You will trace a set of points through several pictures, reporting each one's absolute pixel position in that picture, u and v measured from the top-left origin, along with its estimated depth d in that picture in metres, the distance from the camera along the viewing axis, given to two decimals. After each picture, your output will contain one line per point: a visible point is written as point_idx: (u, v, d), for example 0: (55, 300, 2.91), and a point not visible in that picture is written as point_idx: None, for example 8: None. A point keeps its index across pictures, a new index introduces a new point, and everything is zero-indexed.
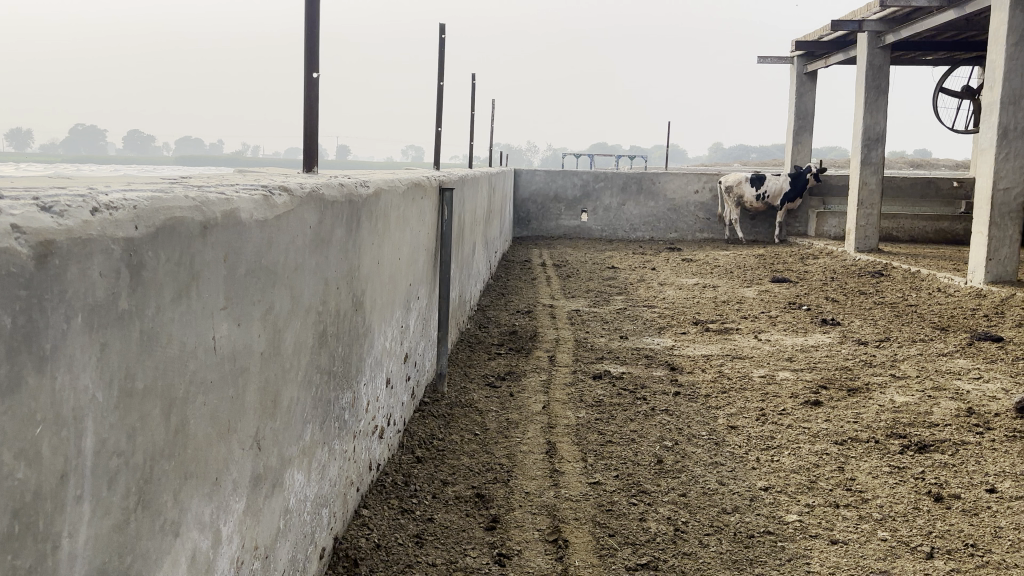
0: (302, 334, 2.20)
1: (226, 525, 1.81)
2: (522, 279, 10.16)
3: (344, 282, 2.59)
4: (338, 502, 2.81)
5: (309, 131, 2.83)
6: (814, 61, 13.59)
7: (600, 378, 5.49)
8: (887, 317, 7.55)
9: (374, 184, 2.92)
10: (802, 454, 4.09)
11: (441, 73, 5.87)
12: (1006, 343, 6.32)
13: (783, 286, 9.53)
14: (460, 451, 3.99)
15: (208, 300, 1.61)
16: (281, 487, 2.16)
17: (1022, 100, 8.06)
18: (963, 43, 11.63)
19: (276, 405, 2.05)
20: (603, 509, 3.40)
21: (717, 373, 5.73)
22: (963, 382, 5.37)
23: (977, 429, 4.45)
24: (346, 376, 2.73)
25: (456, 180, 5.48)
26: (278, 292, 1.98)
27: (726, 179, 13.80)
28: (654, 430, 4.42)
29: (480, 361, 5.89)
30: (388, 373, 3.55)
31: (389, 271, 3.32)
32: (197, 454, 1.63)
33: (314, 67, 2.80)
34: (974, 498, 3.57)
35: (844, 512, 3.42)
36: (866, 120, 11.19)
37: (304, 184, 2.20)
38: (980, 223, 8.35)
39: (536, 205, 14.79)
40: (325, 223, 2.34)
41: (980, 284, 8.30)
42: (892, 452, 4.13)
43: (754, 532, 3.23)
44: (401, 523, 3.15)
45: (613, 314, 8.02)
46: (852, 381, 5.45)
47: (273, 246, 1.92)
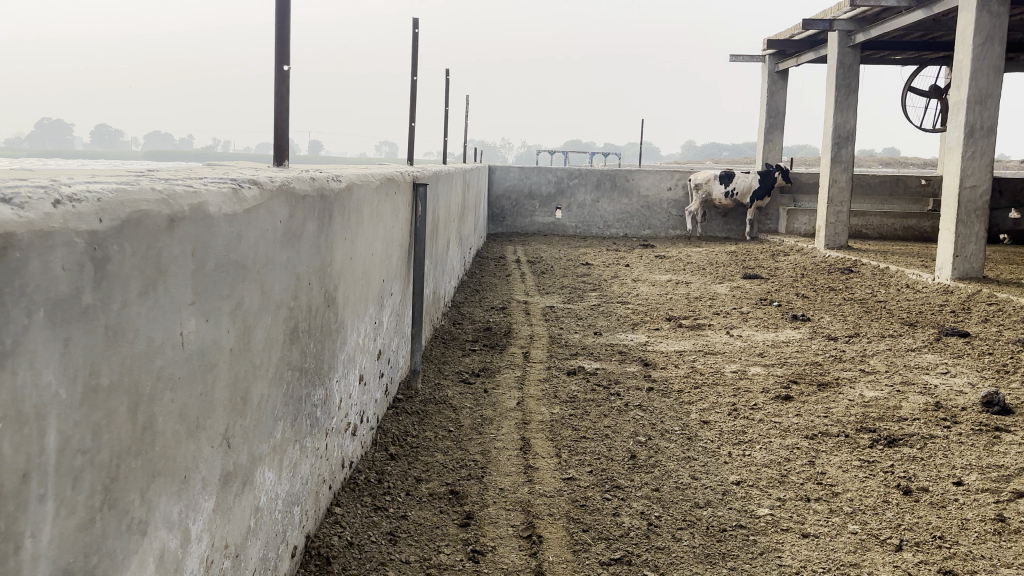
0: (273, 330, 2.18)
1: (195, 524, 1.78)
2: (497, 275, 10.15)
3: (316, 278, 2.56)
4: (310, 500, 2.78)
5: (280, 126, 2.80)
6: (786, 59, 13.72)
7: (574, 374, 5.50)
8: (857, 313, 7.65)
9: (346, 178, 2.89)
10: (774, 448, 4.13)
11: (414, 68, 5.83)
12: (972, 339, 6.43)
13: (755, 282, 9.61)
14: (434, 448, 3.97)
15: (176, 295, 1.58)
16: (251, 485, 2.13)
17: (988, 99, 8.20)
18: (931, 43, 11.81)
19: (246, 401, 2.02)
20: (577, 504, 3.41)
21: (689, 368, 5.77)
22: (931, 377, 5.45)
23: (944, 423, 4.51)
24: (317, 373, 2.70)
25: (431, 176, 5.45)
26: (248, 287, 1.95)
27: (696, 176, 13.86)
28: (628, 425, 4.44)
29: (454, 357, 5.87)
30: (361, 369, 3.53)
31: (362, 266, 3.30)
32: (165, 452, 1.60)
33: (284, 61, 2.76)
34: (941, 491, 3.63)
35: (815, 506, 3.46)
36: (836, 119, 11.32)
37: (274, 179, 2.17)
38: (948, 220, 8.49)
39: (510, 202, 14.78)
40: (297, 217, 2.31)
41: (947, 280, 8.45)
42: (862, 446, 4.18)
43: (726, 526, 3.25)
44: (375, 521, 3.13)
45: (587, 310, 8.04)
46: (822, 376, 5.51)
47: (243, 240, 1.89)
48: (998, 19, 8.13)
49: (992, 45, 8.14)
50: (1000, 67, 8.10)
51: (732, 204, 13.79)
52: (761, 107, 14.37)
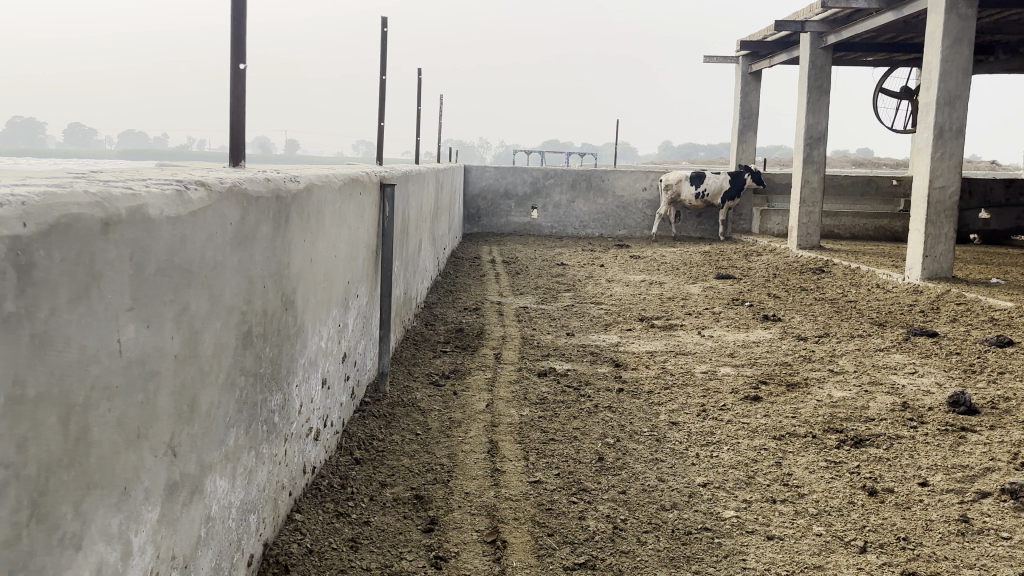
0: (223, 335, 2.12)
1: (139, 536, 1.72)
2: (471, 275, 10.10)
3: (271, 280, 2.50)
4: (268, 508, 2.72)
5: (236, 125, 2.74)
6: (759, 60, 13.80)
7: (545, 375, 5.47)
8: (827, 313, 7.70)
9: (305, 178, 2.84)
10: (741, 449, 4.13)
11: (383, 67, 5.77)
12: (940, 339, 6.49)
13: (728, 282, 9.65)
14: (400, 451, 3.92)
15: (112, 301, 1.53)
16: (201, 494, 2.07)
17: (956, 101, 8.28)
18: (902, 45, 11.93)
19: (194, 408, 1.96)
20: (543, 508, 3.38)
21: (660, 369, 5.76)
22: (899, 377, 5.49)
23: (911, 423, 4.54)
24: (274, 378, 2.65)
25: (400, 176, 5.40)
26: (193, 291, 1.89)
27: (667, 177, 13.92)
28: (597, 427, 4.42)
29: (424, 359, 5.82)
30: (324, 373, 3.47)
31: (323, 268, 3.24)
32: (103, 463, 1.54)
33: (240, 59, 2.70)
34: (906, 491, 3.64)
35: (781, 508, 3.46)
36: (808, 120, 11.40)
37: (224, 179, 2.12)
38: (917, 220, 8.57)
39: (486, 201, 14.73)
40: (249, 219, 2.26)
41: (917, 280, 8.53)
42: (829, 446, 4.19)
43: (692, 529, 3.24)
44: (337, 527, 3.08)
45: (560, 310, 8.02)
46: (791, 377, 5.53)
47: (187, 243, 1.83)
48: (966, 21, 8.21)
49: (960, 47, 8.23)
50: (969, 69, 8.19)
51: (702, 205, 13.76)
52: (735, 107, 14.44)
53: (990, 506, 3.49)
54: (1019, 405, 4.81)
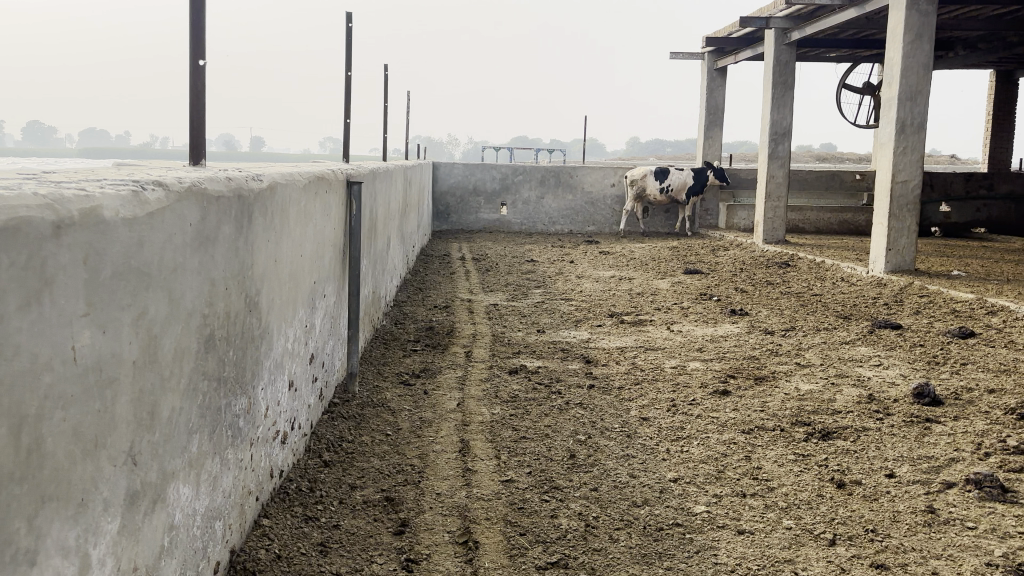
0: (183, 339, 2.06)
1: (99, 549, 1.66)
2: (440, 273, 10.05)
3: (233, 282, 2.45)
4: (234, 514, 2.67)
5: (196, 122, 2.67)
6: (724, 57, 13.90)
7: (515, 373, 5.45)
8: (794, 306, 7.78)
9: (267, 177, 2.78)
10: (711, 444, 4.15)
11: (348, 64, 5.70)
12: (904, 331, 6.59)
13: (696, 277, 9.71)
14: (370, 453, 3.88)
15: (65, 307, 1.47)
16: (164, 503, 2.01)
17: (918, 96, 8.41)
18: (864, 41, 12.08)
19: (154, 415, 1.91)
20: (514, 507, 3.36)
21: (630, 365, 5.78)
22: (865, 369, 5.56)
23: (877, 414, 4.60)
24: (239, 381, 2.59)
25: (367, 173, 5.34)
26: (152, 295, 1.84)
27: (631, 173, 13.89)
28: (568, 424, 4.41)
29: (394, 358, 5.77)
30: (291, 375, 3.41)
31: (288, 269, 3.19)
32: (59, 474, 1.48)
33: (200, 55, 2.63)
34: (874, 483, 3.69)
35: (751, 502, 3.47)
36: (773, 115, 11.51)
37: (182, 179, 2.06)
38: (881, 214, 8.70)
39: (455, 198, 14.66)
40: (210, 219, 2.20)
41: (880, 273, 8.66)
42: (797, 439, 4.23)
43: (663, 524, 3.25)
44: (305, 531, 3.04)
45: (529, 307, 8.01)
46: (760, 370, 5.57)
47: (144, 245, 1.77)
48: (926, 17, 8.33)
49: (921, 43, 8.34)
50: (930, 65, 8.31)
51: (666, 201, 13.86)
52: (701, 103, 14.53)
53: (955, 497, 3.54)
54: (981, 395, 4.90)
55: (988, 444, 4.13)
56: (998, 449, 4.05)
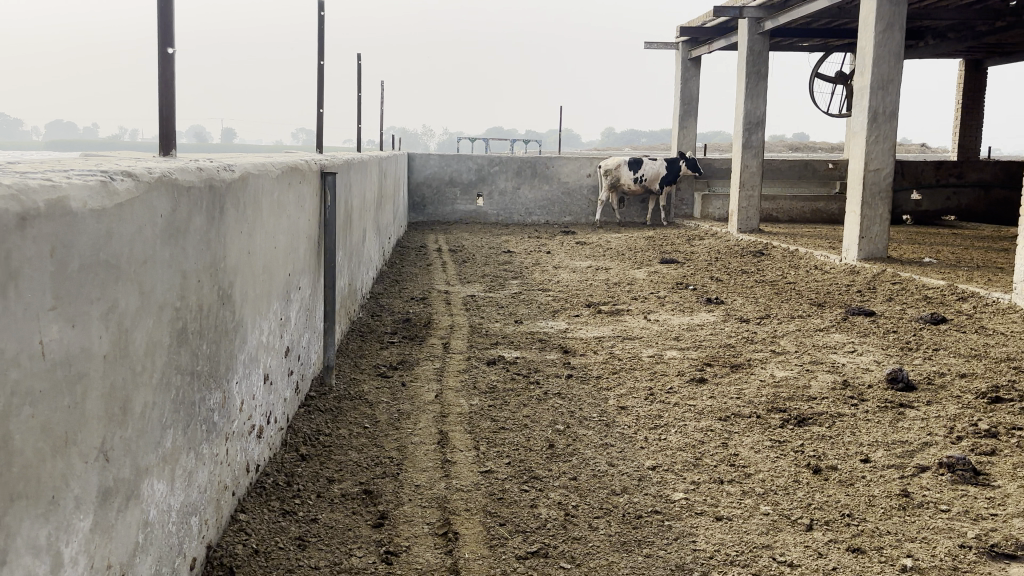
0: (155, 333, 2.02)
1: (71, 547, 1.62)
2: (417, 264, 10.00)
3: (206, 274, 2.41)
4: (210, 510, 2.63)
5: (165, 112, 2.62)
6: (699, 46, 13.94)
7: (493, 364, 5.45)
8: (768, 294, 7.84)
9: (239, 168, 2.74)
10: (688, 431, 4.17)
11: (320, 53, 5.63)
12: (877, 318, 6.67)
13: (672, 266, 9.75)
14: (348, 446, 3.85)
15: (33, 301, 1.43)
16: (137, 499, 1.98)
17: (890, 85, 8.48)
18: (836, 31, 12.17)
19: (126, 410, 1.87)
20: (494, 498, 3.35)
21: (608, 354, 5.79)
22: (839, 356, 5.62)
23: (852, 400, 4.65)
24: (212, 376, 2.55)
25: (341, 164, 5.29)
26: (122, 287, 1.80)
27: (606, 163, 13.99)
28: (546, 413, 4.41)
29: (372, 351, 5.74)
30: (266, 368, 3.37)
31: (262, 261, 3.15)
32: (28, 472, 1.45)
33: (168, 43, 2.58)
34: (849, 468, 3.72)
35: (728, 488, 3.49)
36: (747, 105, 11.58)
37: (152, 169, 2.02)
38: (853, 202, 8.78)
39: (431, 189, 14.59)
40: (180, 210, 2.16)
41: (853, 261, 8.75)
42: (773, 426, 4.26)
43: (642, 512, 3.26)
44: (283, 526, 3.01)
45: (507, 298, 8.00)
46: (736, 358, 5.61)
47: (113, 237, 1.74)
48: (897, 6, 8.41)
49: (892, 32, 8.42)
50: (901, 54, 8.39)
51: (641, 191, 13.90)
52: (675, 93, 14.57)
53: (928, 480, 3.59)
54: (953, 380, 4.97)
55: (961, 428, 4.19)
56: (970, 433, 4.11)
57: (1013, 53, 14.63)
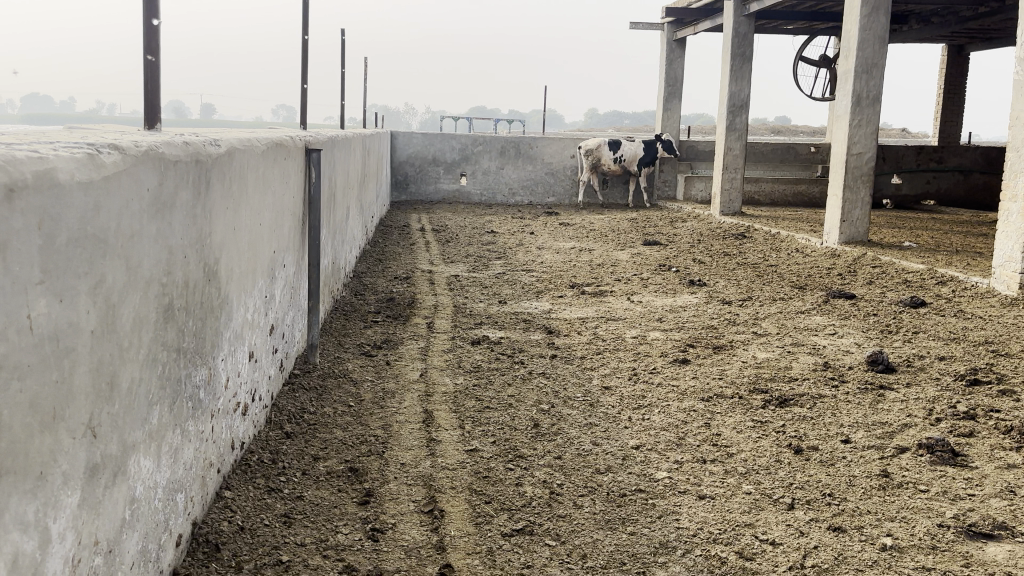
0: (141, 308, 2.00)
1: (58, 522, 1.61)
2: (400, 244, 9.96)
3: (192, 250, 2.38)
4: (195, 486, 2.63)
5: (151, 84, 2.58)
6: (684, 28, 13.91)
7: (478, 344, 5.45)
8: (750, 277, 7.89)
9: (226, 143, 2.70)
10: (671, 411, 4.20)
11: (304, 27, 5.54)
12: (857, 300, 6.74)
13: (654, 248, 9.78)
14: (333, 424, 3.85)
15: (21, 274, 1.41)
16: (124, 474, 1.97)
17: (874, 69, 8.51)
18: (821, 14, 12.17)
19: (113, 386, 1.85)
20: (479, 476, 3.37)
21: (591, 335, 5.81)
22: (820, 338, 5.68)
23: (833, 382, 4.71)
24: (198, 352, 2.54)
25: (325, 141, 5.24)
26: (109, 262, 1.78)
27: (585, 143, 13.88)
28: (531, 393, 4.43)
29: (355, 330, 5.72)
30: (251, 346, 3.36)
31: (247, 237, 3.12)
32: (15, 447, 1.43)
33: (153, 14, 2.53)
34: (830, 449, 3.78)
35: (711, 468, 3.53)
36: (731, 87, 11.59)
37: (138, 142, 1.99)
38: (836, 186, 8.84)
39: (414, 168, 14.50)
40: (167, 185, 2.13)
41: (834, 244, 8.82)
42: (755, 406, 4.31)
43: (626, 491, 3.28)
44: (268, 503, 3.01)
45: (490, 278, 7.99)
46: (718, 340, 5.65)
47: (100, 211, 1.71)
48: None
49: (877, 16, 8.44)
50: (885, 38, 8.41)
51: (620, 171, 13.90)
52: (660, 75, 14.54)
53: (908, 461, 3.66)
54: (932, 362, 5.05)
55: (939, 410, 4.26)
56: (948, 415, 4.18)
57: (995, 39, 14.73)
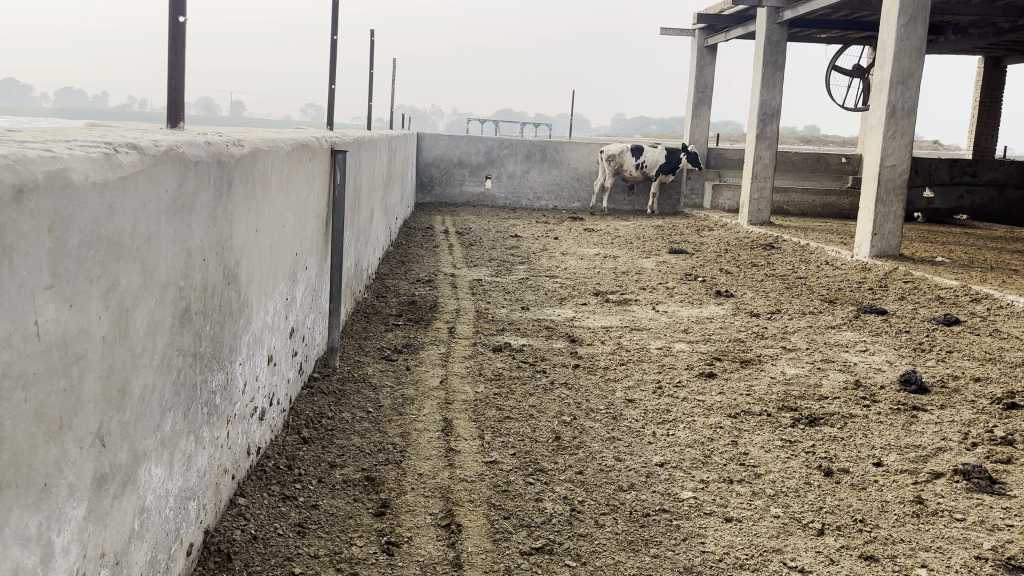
0: (157, 314, 1.94)
1: (62, 535, 1.54)
2: (423, 246, 9.91)
3: (212, 253, 2.33)
4: (209, 495, 2.57)
5: (174, 82, 2.53)
6: (715, 34, 13.77)
7: (500, 351, 5.37)
8: (778, 289, 7.74)
9: (249, 143, 2.64)
10: (696, 427, 4.09)
11: (334, 26, 5.50)
12: (889, 317, 6.58)
13: (680, 257, 9.65)
14: (351, 430, 3.78)
15: (28, 278, 1.34)
16: (134, 484, 1.91)
17: (911, 80, 8.33)
18: (856, 23, 11.98)
19: (124, 393, 1.79)
20: (498, 490, 3.28)
21: (615, 344, 5.71)
22: (850, 354, 5.54)
23: (864, 401, 4.57)
24: (215, 357, 2.48)
25: (351, 142, 5.19)
26: (124, 266, 1.71)
27: (608, 148, 13.73)
28: (552, 404, 4.34)
29: (376, 333, 5.66)
30: (270, 349, 3.30)
31: (269, 240, 3.06)
32: (19, 459, 1.37)
33: (180, 11, 2.48)
34: (862, 472, 3.65)
35: (738, 488, 3.42)
36: (763, 95, 11.43)
37: (158, 142, 1.93)
38: (868, 198, 8.66)
39: (439, 170, 14.47)
40: (188, 186, 2.07)
41: (865, 258, 8.64)
42: (784, 425, 4.19)
43: (649, 510, 3.18)
44: (282, 511, 2.94)
45: (514, 284, 7.91)
46: (745, 353, 5.53)
47: (116, 213, 1.65)
48: None
49: (915, 26, 8.26)
50: (922, 48, 8.23)
51: (640, 178, 13.81)
52: (690, 81, 14.39)
53: (943, 487, 3.52)
54: (967, 384, 4.89)
55: (975, 434, 4.11)
56: (985, 439, 4.03)
57: None
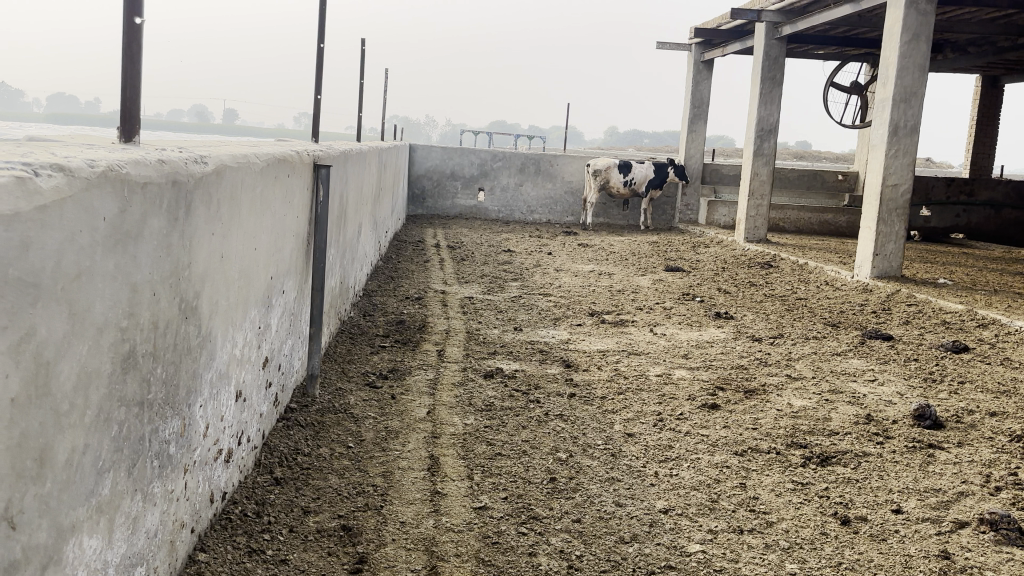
0: (92, 361, 1.66)
1: None
2: (415, 261, 9.62)
3: (165, 284, 2.04)
4: (161, 555, 2.27)
5: (129, 92, 2.25)
6: (711, 49, 13.59)
7: (491, 377, 5.07)
8: (779, 311, 7.48)
9: (214, 159, 2.37)
10: (701, 467, 3.82)
11: (320, 36, 5.23)
12: (896, 342, 6.32)
13: (677, 275, 9.39)
14: (328, 470, 3.48)
15: None
16: (60, 564, 1.61)
17: (914, 98, 8.11)
18: (854, 40, 11.82)
19: (43, 462, 1.50)
20: (487, 542, 2.99)
21: (613, 371, 5.42)
22: (858, 385, 5.26)
23: (876, 438, 4.30)
24: (169, 403, 2.19)
25: (336, 155, 4.91)
26: (43, 310, 1.43)
27: (595, 162, 13.45)
28: (547, 439, 4.05)
29: (361, 356, 5.36)
30: (238, 385, 3.00)
31: (237, 266, 2.77)
32: None
33: (136, 11, 2.20)
34: (880, 520, 3.37)
35: (749, 540, 3.14)
36: (760, 111, 11.21)
37: (97, 161, 1.65)
38: (869, 218, 8.42)
39: (432, 182, 14.23)
40: (132, 212, 1.79)
41: (867, 278, 8.39)
42: (794, 464, 3.91)
43: (654, 567, 2.90)
44: (248, 568, 2.64)
45: (506, 302, 7.61)
46: (749, 383, 5.24)
47: (31, 249, 1.37)
48: (925, 17, 8.04)
49: (918, 43, 8.05)
50: (926, 66, 8.02)
51: (628, 195, 13.57)
52: (686, 96, 14.19)
53: (968, 539, 3.25)
54: (982, 419, 4.62)
55: (997, 477, 3.84)
56: (1009, 483, 3.76)
57: None
